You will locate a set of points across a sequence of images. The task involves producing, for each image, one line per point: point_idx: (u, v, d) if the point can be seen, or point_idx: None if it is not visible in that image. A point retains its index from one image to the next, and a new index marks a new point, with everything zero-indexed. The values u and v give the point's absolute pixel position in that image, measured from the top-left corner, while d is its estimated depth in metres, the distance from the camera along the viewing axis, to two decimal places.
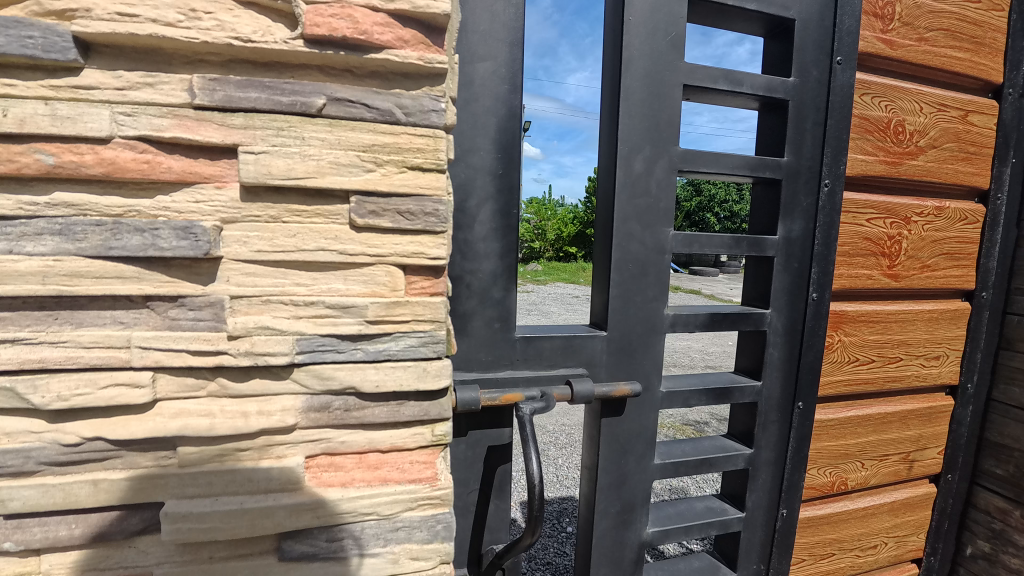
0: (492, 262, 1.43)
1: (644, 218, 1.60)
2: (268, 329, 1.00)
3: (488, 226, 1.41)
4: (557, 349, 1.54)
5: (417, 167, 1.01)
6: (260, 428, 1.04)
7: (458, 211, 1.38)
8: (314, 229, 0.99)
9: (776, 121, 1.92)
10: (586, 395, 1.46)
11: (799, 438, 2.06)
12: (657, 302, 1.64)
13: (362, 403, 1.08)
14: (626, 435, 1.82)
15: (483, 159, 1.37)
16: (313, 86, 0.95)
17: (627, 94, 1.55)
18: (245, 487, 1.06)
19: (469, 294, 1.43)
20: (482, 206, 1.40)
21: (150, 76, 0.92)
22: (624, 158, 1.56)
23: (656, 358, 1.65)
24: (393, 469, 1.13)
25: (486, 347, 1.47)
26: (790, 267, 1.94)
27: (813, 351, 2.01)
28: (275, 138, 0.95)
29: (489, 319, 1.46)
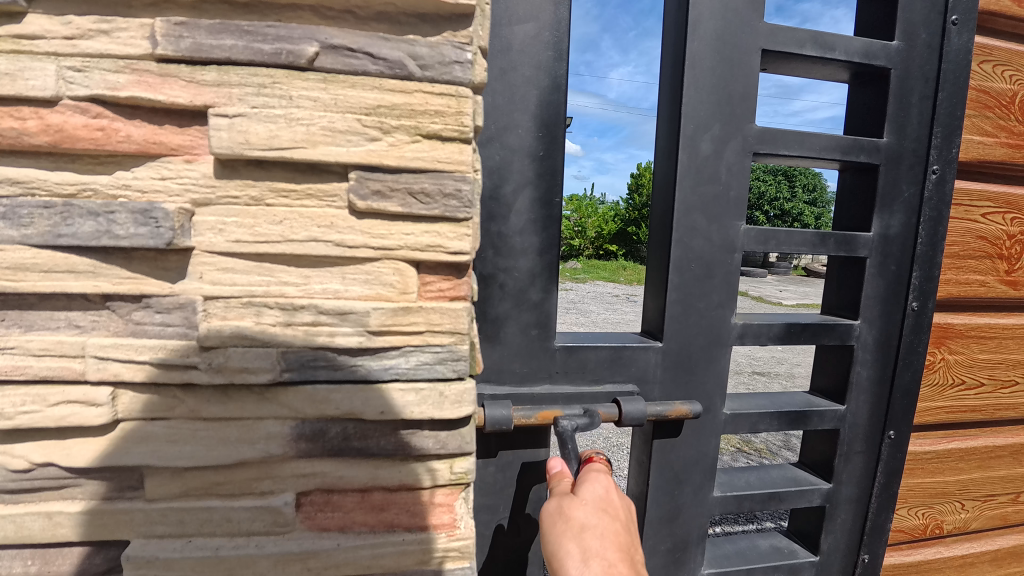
0: (530, 259, 1.18)
1: (711, 209, 1.27)
2: (249, 340, 0.80)
3: (526, 217, 1.17)
4: (603, 363, 1.27)
5: (436, 136, 0.79)
6: (239, 459, 0.85)
7: (490, 198, 1.15)
8: (305, 215, 0.78)
9: (873, 97, 1.39)
10: (638, 415, 1.19)
11: (889, 474, 1.53)
12: (724, 309, 1.32)
13: (365, 431, 0.87)
14: (679, 462, 1.39)
15: (522, 139, 1.13)
16: (304, 31, 0.75)
17: (694, 59, 1.21)
18: (224, 528, 0.87)
19: (503, 296, 1.19)
20: (518, 194, 1.15)
21: (105, 22, 0.74)
22: (688, 138, 1.23)
23: (721, 377, 1.34)
24: (401, 511, 0.92)
25: (522, 358, 1.22)
26: (887, 271, 1.43)
27: (911, 372, 1.48)
28: (255, 97, 0.75)
29: (524, 326, 1.21)
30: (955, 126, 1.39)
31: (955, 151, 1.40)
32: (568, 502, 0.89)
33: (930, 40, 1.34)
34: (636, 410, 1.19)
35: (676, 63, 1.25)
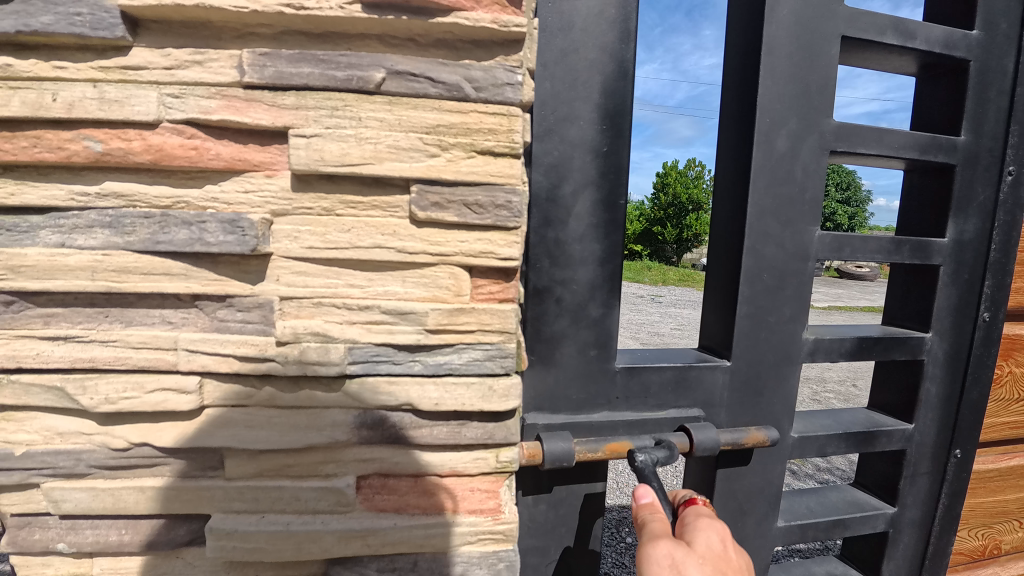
0: (590, 269, 1.16)
1: (784, 214, 1.22)
2: (319, 336, 0.89)
3: (588, 221, 1.14)
4: (664, 383, 1.23)
5: (489, 152, 0.86)
6: (309, 443, 0.94)
7: (547, 199, 1.11)
8: (370, 224, 0.87)
9: (948, 93, 1.32)
10: (710, 444, 1.15)
11: (953, 494, 1.49)
12: (795, 324, 1.28)
13: (420, 421, 0.95)
14: (743, 490, 1.35)
15: (583, 133, 1.10)
16: (372, 58, 0.83)
17: (771, 46, 1.13)
18: (293, 506, 0.97)
19: (559, 312, 1.16)
20: (579, 194, 1.12)
21: (198, 53, 0.83)
22: (763, 135, 1.17)
23: (789, 395, 1.30)
24: (450, 496, 0.99)
25: (578, 382, 1.19)
26: (958, 281, 1.37)
27: (979, 387, 1.43)
28: (329, 119, 0.83)
29: (583, 344, 1.18)
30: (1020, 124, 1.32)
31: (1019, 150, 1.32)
32: (682, 556, 0.85)
33: (1010, 30, 1.28)
34: (707, 438, 1.15)
35: (749, 49, 1.18)
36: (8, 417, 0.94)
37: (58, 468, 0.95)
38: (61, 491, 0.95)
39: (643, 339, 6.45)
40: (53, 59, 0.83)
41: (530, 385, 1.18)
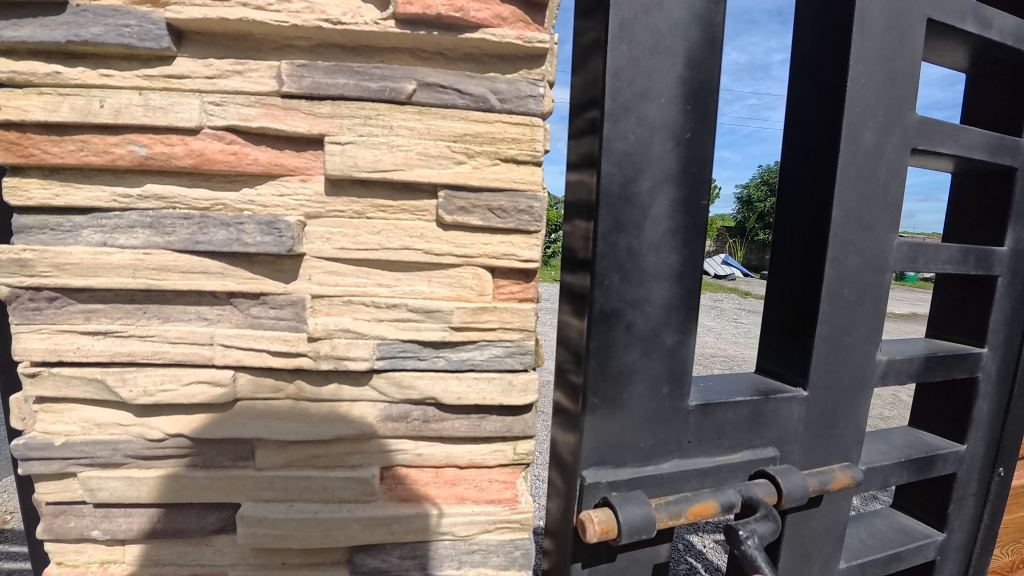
0: (664, 285, 0.90)
1: (868, 218, 0.97)
2: (349, 332, 0.94)
3: (663, 224, 0.88)
4: (736, 421, 0.98)
5: (512, 160, 0.91)
6: (338, 435, 0.98)
7: (616, 190, 0.84)
8: (399, 226, 0.91)
9: (1003, 89, 1.15)
10: (800, 492, 0.94)
11: (994, 514, 1.30)
12: (870, 344, 1.03)
13: (442, 415, 1.00)
14: (813, 536, 1.08)
15: (665, 112, 0.84)
16: (404, 71, 0.88)
17: (863, 23, 0.89)
18: (320, 495, 1.01)
19: (629, 342, 0.90)
20: (655, 191, 0.86)
21: (239, 64, 0.88)
22: (851, 126, 0.91)
23: (863, 427, 1.06)
24: (470, 486, 1.04)
25: (649, 426, 0.93)
26: (1015, 289, 1.17)
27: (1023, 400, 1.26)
28: (362, 127, 0.88)
29: (651, 380, 0.92)
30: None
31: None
32: None
33: None
34: (796, 485, 0.94)
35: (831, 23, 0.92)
36: (47, 408, 0.98)
37: (95, 458, 0.99)
38: (98, 479, 0.99)
39: None
40: (100, 67, 0.88)
41: (592, 437, 0.91)
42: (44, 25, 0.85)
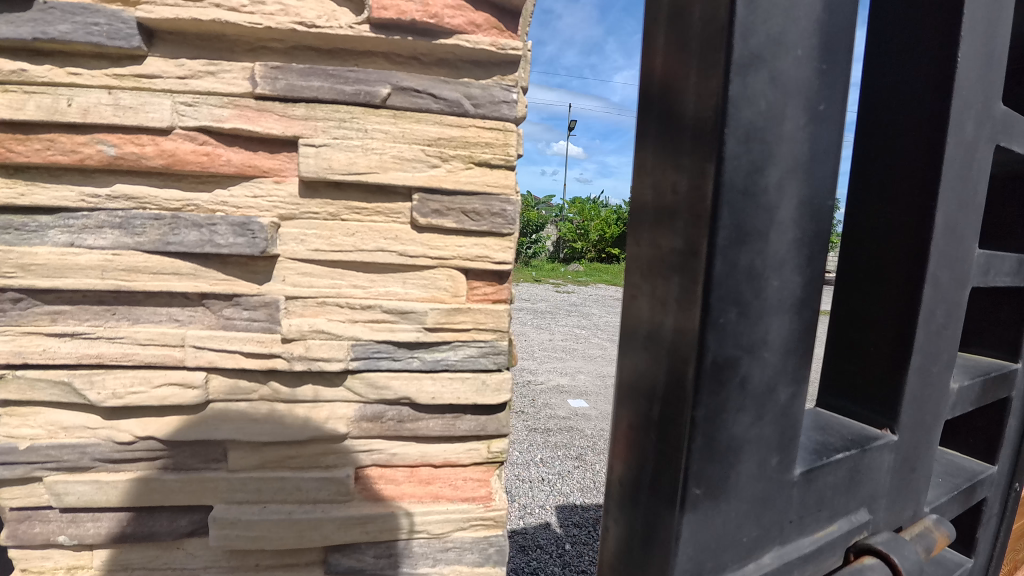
0: (783, 316, 0.34)
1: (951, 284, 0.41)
2: (324, 333, 0.94)
3: (793, 234, 0.33)
4: (838, 484, 0.40)
5: (486, 164, 0.92)
6: (312, 435, 0.99)
7: (715, 180, 0.30)
8: (374, 229, 0.92)
9: None
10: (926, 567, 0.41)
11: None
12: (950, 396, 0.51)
13: (417, 414, 1.01)
14: None
15: (827, 63, 0.31)
16: (379, 75, 0.89)
17: None
18: (294, 496, 1.01)
19: (728, 397, 0.33)
20: (793, 238, 0.33)
21: (212, 64, 0.88)
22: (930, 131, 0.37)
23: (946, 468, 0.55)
24: (445, 485, 1.06)
25: (752, 514, 0.36)
26: None
27: None
28: (337, 130, 0.89)
29: (759, 451, 0.35)
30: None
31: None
32: None
33: None
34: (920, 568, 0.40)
35: None
36: (12, 412, 0.96)
37: (61, 461, 0.97)
38: (65, 484, 0.98)
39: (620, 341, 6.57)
40: (67, 66, 0.87)
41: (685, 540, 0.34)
42: (8, 22, 0.83)
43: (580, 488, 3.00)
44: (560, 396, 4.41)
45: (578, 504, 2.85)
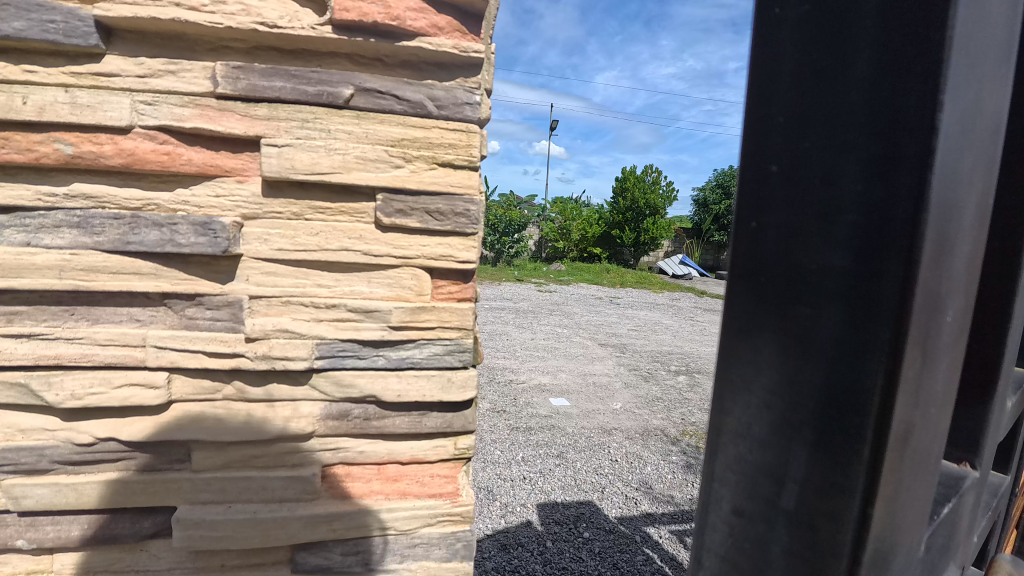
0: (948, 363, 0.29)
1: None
2: (287, 332, 0.95)
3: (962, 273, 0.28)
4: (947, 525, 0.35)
5: (449, 164, 0.94)
6: (277, 434, 0.99)
7: (900, 198, 0.25)
8: (338, 228, 0.93)
9: None
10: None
11: None
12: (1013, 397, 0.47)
13: (384, 412, 1.02)
14: None
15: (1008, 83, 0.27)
16: (341, 75, 0.89)
17: None
18: (259, 495, 1.01)
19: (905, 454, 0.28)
20: (973, 265, 0.28)
21: (173, 63, 0.88)
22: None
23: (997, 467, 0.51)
24: (412, 482, 1.07)
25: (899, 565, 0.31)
26: None
27: None
28: (300, 130, 0.90)
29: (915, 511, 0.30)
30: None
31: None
32: None
33: None
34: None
35: None
36: None
37: (19, 464, 0.96)
38: (22, 487, 0.96)
39: (601, 340, 6.64)
40: (22, 63, 0.85)
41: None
42: None
43: (561, 486, 3.02)
44: (540, 395, 4.44)
45: (559, 502, 2.87)
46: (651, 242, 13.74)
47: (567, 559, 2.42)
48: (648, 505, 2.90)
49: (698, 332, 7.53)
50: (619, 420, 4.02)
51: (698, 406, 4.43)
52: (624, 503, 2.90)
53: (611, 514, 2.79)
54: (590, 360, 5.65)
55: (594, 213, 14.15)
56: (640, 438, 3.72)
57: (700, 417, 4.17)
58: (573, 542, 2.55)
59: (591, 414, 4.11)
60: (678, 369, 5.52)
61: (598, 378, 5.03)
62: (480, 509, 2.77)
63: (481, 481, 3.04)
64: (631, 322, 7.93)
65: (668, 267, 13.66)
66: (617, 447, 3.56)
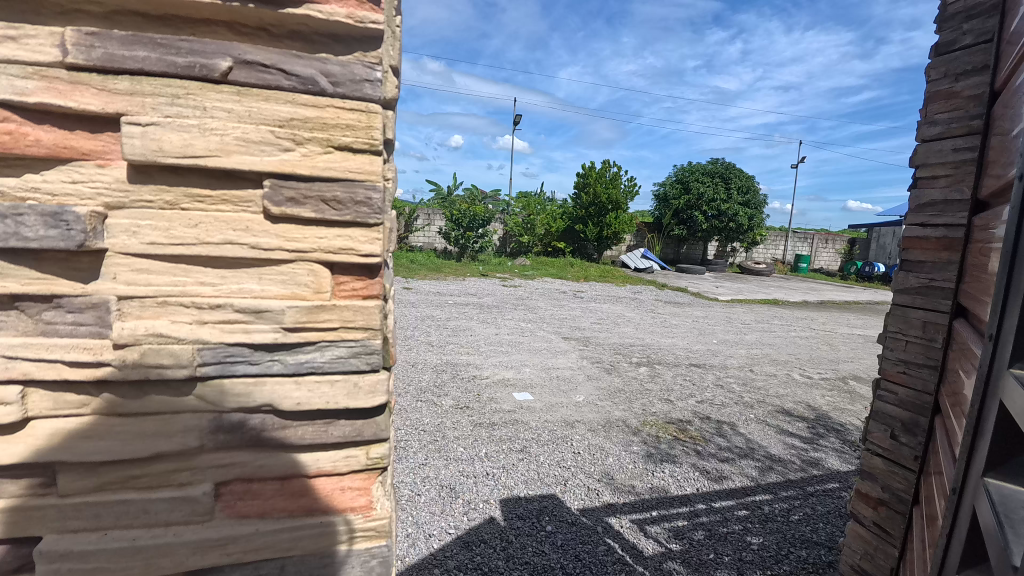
0: None
1: None
2: (163, 337, 0.84)
3: None
4: None
5: (347, 148, 0.84)
6: (159, 451, 0.89)
7: None
8: (220, 219, 0.83)
9: None
10: None
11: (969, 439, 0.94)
12: None
13: (284, 422, 0.93)
14: None
15: None
16: (217, 46, 0.79)
17: None
18: (141, 519, 0.91)
19: None
20: None
21: (12, 27, 0.75)
22: None
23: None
24: (319, 497, 0.98)
25: None
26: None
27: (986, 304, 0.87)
28: (169, 107, 0.79)
29: None
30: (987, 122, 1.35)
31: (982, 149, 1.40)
32: None
33: None
34: None
35: None
36: None
37: None
38: None
39: (563, 333, 6.64)
40: None
41: None
42: None
43: (525, 481, 2.97)
44: (502, 390, 4.38)
45: (522, 497, 2.82)
46: (614, 236, 13.88)
47: (530, 553, 2.37)
48: (609, 496, 2.88)
49: (658, 324, 7.63)
50: (580, 413, 4.00)
51: (657, 397, 4.47)
52: (585, 495, 2.87)
53: (574, 506, 2.76)
54: (552, 354, 5.63)
55: (557, 208, 14.17)
56: (600, 430, 3.71)
57: (658, 407, 4.21)
58: (535, 535, 2.51)
59: (553, 408, 4.08)
60: (638, 361, 5.58)
61: (559, 371, 5.01)
62: (441, 508, 2.68)
63: (442, 479, 2.95)
64: (594, 315, 7.98)
65: (630, 261, 13.84)
66: (579, 439, 3.54)
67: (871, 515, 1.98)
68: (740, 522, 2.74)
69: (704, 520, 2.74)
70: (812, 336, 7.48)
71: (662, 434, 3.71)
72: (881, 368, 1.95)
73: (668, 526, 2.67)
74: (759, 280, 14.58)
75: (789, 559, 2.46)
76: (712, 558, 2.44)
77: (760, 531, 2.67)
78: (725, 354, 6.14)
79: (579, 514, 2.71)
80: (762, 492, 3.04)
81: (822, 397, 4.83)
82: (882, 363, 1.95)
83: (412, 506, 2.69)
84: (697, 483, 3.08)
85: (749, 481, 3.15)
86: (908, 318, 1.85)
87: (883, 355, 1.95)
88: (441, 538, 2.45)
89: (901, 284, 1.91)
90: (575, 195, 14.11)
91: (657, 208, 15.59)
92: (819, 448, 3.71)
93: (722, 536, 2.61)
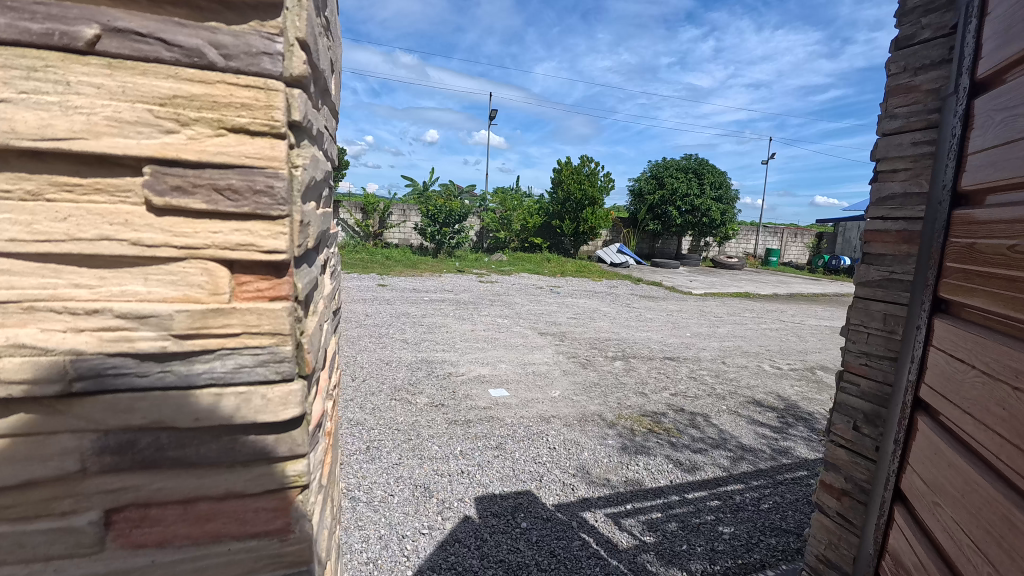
0: None
1: None
2: (30, 348, 0.73)
3: None
4: None
5: (242, 130, 0.74)
6: (34, 477, 0.78)
7: None
8: (93, 211, 0.72)
9: None
10: None
11: None
12: None
13: (182, 440, 0.82)
14: None
15: None
16: (82, 11, 0.68)
17: None
18: (18, 554, 0.80)
19: None
20: None
21: None
22: None
23: None
24: (228, 521, 0.88)
25: None
26: None
27: None
28: (24, 81, 0.68)
29: None
30: (966, 116, 1.32)
31: (957, 144, 1.34)
32: None
33: None
34: None
35: None
36: None
37: None
38: None
39: (540, 329, 6.58)
40: None
41: None
42: None
43: (500, 478, 2.90)
44: (477, 387, 4.29)
45: (497, 493, 2.75)
46: (592, 231, 13.90)
47: (505, 551, 2.30)
48: (584, 490, 2.84)
49: (633, 318, 7.66)
50: (556, 408, 3.94)
51: (632, 391, 4.45)
52: (560, 490, 2.82)
53: (549, 502, 2.70)
54: (528, 349, 5.57)
55: (535, 203, 14.11)
56: (576, 424, 3.66)
57: (633, 400, 4.19)
58: (510, 532, 2.44)
59: (529, 403, 4.01)
60: (614, 355, 5.56)
61: (535, 367, 4.95)
62: (415, 508, 2.59)
63: (417, 479, 2.85)
64: (571, 310, 7.95)
65: (607, 255, 13.90)
66: (554, 434, 3.48)
67: (835, 506, 1.95)
68: (712, 512, 2.72)
69: (677, 511, 2.72)
70: (782, 328, 7.61)
71: (637, 427, 3.68)
72: (843, 360, 1.93)
73: (642, 519, 2.64)
74: (732, 273, 14.83)
75: (759, 547, 2.46)
76: (685, 549, 2.42)
77: (732, 520, 2.66)
78: (698, 347, 6.18)
79: (554, 510, 2.64)
80: (733, 482, 3.04)
81: (792, 387, 4.89)
82: (844, 356, 1.94)
83: (385, 507, 2.59)
84: (671, 475, 3.05)
85: (721, 471, 3.15)
86: (869, 310, 1.84)
87: (845, 347, 1.93)
88: (415, 538, 2.37)
89: (862, 276, 1.89)
90: (553, 190, 14.06)
91: (634, 202, 15.67)
92: (788, 437, 3.74)
93: (695, 526, 2.60)
